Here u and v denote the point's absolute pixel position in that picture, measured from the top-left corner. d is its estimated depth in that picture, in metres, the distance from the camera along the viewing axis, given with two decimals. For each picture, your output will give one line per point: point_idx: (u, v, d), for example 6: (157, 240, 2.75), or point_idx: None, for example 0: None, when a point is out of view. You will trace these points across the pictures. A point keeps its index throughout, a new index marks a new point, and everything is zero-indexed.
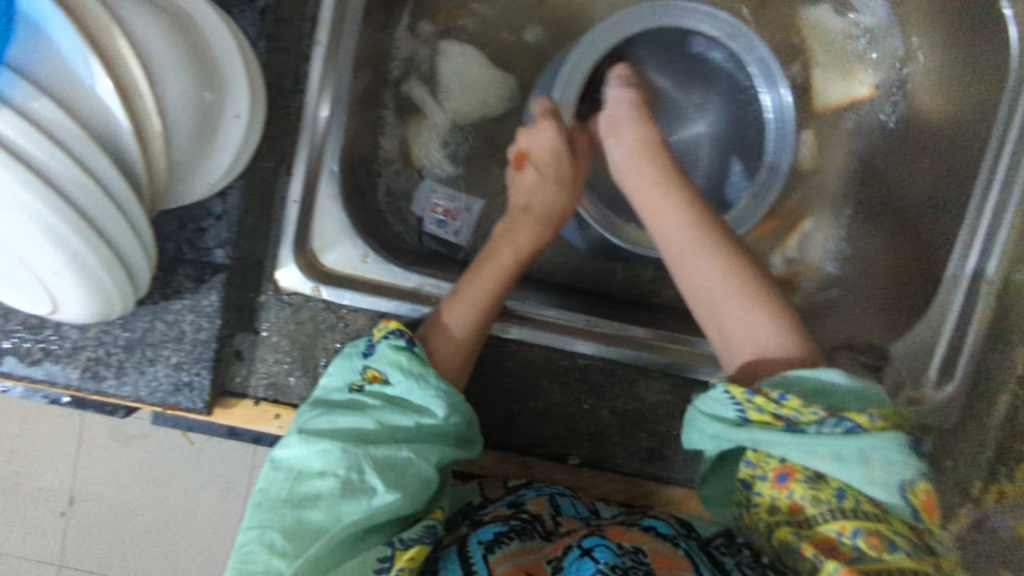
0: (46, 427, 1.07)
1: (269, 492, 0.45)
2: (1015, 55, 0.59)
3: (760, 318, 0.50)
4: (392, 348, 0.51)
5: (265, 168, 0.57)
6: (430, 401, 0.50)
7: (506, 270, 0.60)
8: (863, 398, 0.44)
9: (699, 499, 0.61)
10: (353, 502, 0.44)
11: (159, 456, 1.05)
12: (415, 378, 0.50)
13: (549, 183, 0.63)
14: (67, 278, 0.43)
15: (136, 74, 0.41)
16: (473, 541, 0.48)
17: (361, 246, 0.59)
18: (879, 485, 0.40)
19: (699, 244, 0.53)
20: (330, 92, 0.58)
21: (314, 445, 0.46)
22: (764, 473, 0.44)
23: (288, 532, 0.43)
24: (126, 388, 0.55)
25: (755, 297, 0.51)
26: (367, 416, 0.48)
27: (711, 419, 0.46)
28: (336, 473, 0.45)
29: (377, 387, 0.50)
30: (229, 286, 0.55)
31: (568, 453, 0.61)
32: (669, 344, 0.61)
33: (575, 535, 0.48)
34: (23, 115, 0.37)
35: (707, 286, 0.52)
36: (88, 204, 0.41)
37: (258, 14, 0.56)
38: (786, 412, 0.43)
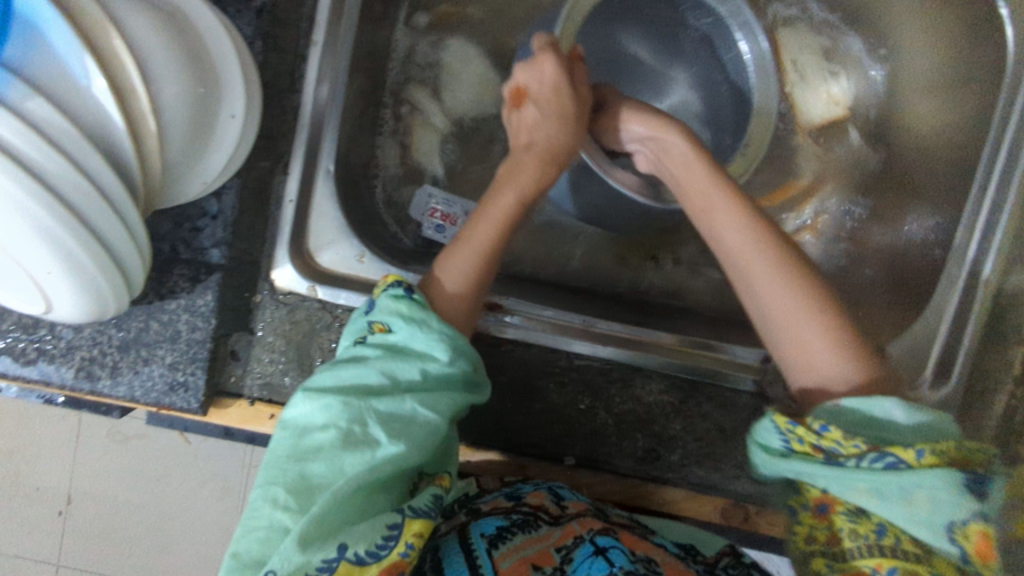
0: (42, 427, 1.06)
1: (277, 451, 0.44)
2: (1010, 54, 0.60)
3: (823, 339, 0.49)
4: (392, 298, 0.50)
5: (262, 168, 0.57)
6: (432, 345, 0.49)
7: (505, 214, 0.58)
8: (915, 431, 0.43)
9: (698, 501, 0.60)
10: (357, 454, 0.43)
11: (158, 456, 1.05)
12: (416, 324, 0.49)
13: (551, 119, 0.59)
14: (60, 277, 0.43)
15: (133, 75, 0.41)
16: (477, 533, 0.48)
17: (357, 245, 0.59)
18: (921, 524, 0.39)
19: (767, 263, 0.52)
20: (327, 92, 0.58)
21: (318, 399, 0.45)
22: (806, 502, 0.44)
23: (292, 488, 0.42)
24: (121, 388, 0.55)
25: (822, 318, 0.50)
26: (368, 367, 0.47)
27: (759, 447, 0.46)
28: (339, 426, 0.44)
29: (379, 337, 0.49)
30: (225, 285, 0.55)
31: (564, 453, 0.61)
32: (686, 349, 0.63)
33: (586, 527, 0.48)
34: (17, 114, 0.38)
35: (768, 309, 0.51)
36: (83, 204, 0.41)
37: (255, 12, 0.54)
38: (826, 444, 0.43)
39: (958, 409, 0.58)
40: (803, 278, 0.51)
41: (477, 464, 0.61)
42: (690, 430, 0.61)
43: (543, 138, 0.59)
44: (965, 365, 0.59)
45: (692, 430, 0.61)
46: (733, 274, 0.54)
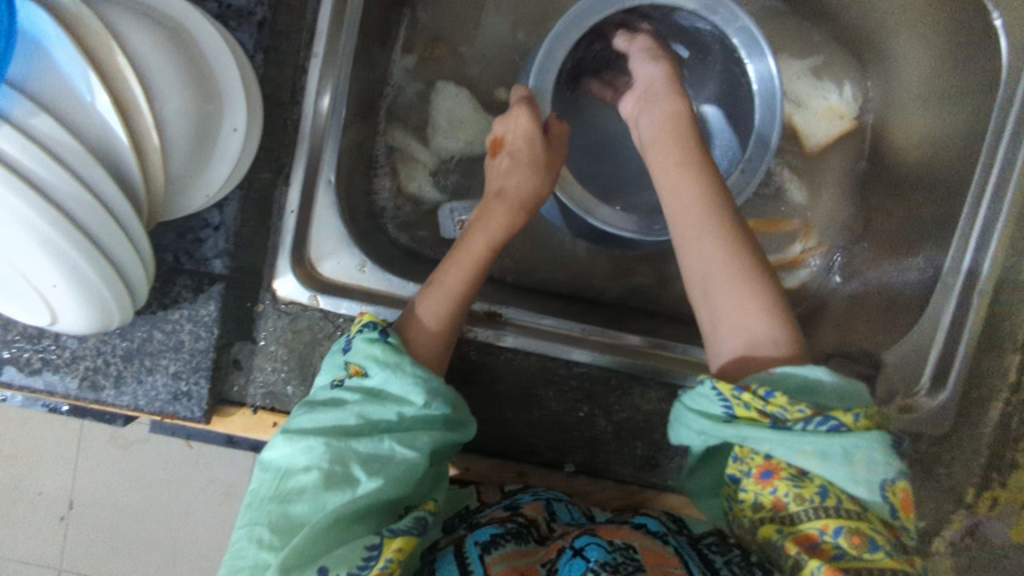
0: (44, 432, 1.07)
1: (258, 494, 0.45)
2: (1005, 65, 0.60)
3: (751, 309, 0.50)
4: (367, 342, 0.51)
5: (263, 178, 0.58)
6: (407, 389, 0.49)
7: (479, 258, 0.58)
8: (844, 396, 0.45)
9: (694, 506, 0.61)
10: (337, 493, 0.44)
11: (160, 460, 1.06)
12: (392, 368, 0.49)
13: (521, 168, 0.62)
14: (65, 291, 0.43)
15: (135, 90, 0.42)
16: (471, 542, 0.48)
17: (358, 255, 0.60)
18: (861, 483, 0.41)
19: (709, 233, 0.53)
20: (327, 103, 0.59)
21: (298, 442, 0.46)
22: (749, 469, 0.44)
23: (275, 527, 0.43)
24: (125, 398, 0.55)
25: (750, 288, 0.51)
26: (346, 412, 0.47)
27: (699, 416, 0.46)
28: (319, 467, 0.45)
29: (355, 381, 0.49)
30: (227, 295, 0.56)
31: (564, 460, 0.62)
32: (655, 353, 0.62)
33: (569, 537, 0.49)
34: (21, 131, 0.38)
35: (704, 270, 0.52)
36: (86, 218, 0.41)
37: (256, 25, 0.54)
38: (772, 409, 0.43)
39: (949, 416, 0.60)
40: (738, 248, 0.52)
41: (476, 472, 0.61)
42: None
43: (515, 184, 0.62)
44: (959, 376, 0.60)
45: None
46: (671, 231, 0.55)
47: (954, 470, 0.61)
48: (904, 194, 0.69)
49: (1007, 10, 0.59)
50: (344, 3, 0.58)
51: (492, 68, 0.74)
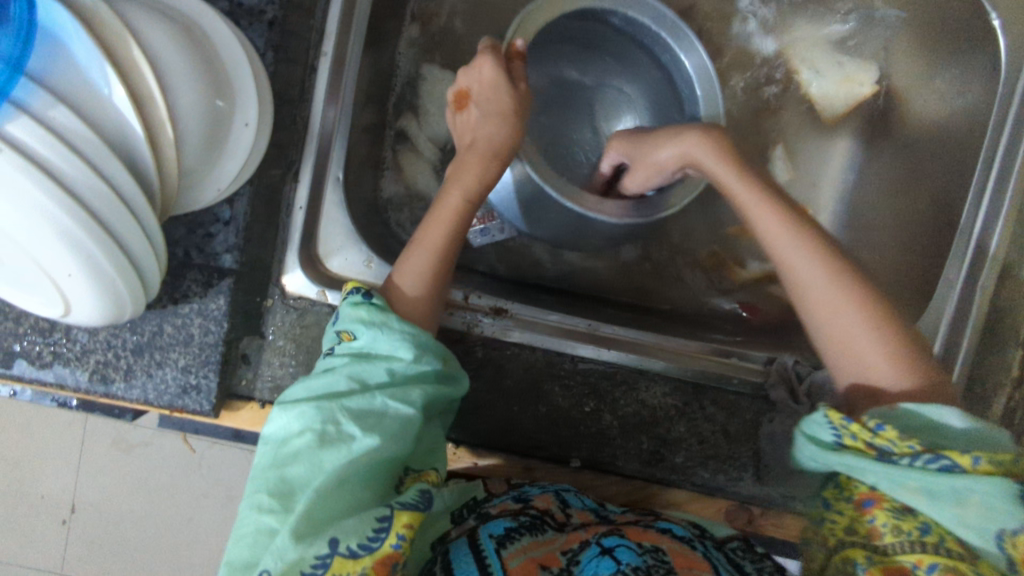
0: (48, 434, 1.07)
1: (259, 465, 0.45)
2: (1003, 63, 0.62)
3: (875, 344, 0.49)
4: (352, 306, 0.51)
5: (273, 175, 0.58)
6: (394, 344, 0.50)
7: (455, 211, 0.58)
8: (971, 440, 0.43)
9: (701, 501, 0.61)
10: (333, 452, 0.45)
11: (164, 463, 1.06)
12: (377, 328, 0.50)
13: (491, 118, 0.61)
14: (80, 280, 0.44)
15: (151, 83, 0.43)
16: (484, 535, 0.48)
17: (365, 251, 0.60)
18: (969, 527, 0.39)
19: (820, 268, 0.52)
20: (336, 101, 0.60)
21: (292, 409, 0.46)
22: (851, 496, 0.44)
23: (275, 492, 0.44)
24: (135, 391, 0.56)
25: (874, 322, 0.49)
26: (337, 375, 0.48)
27: (807, 440, 0.46)
28: (314, 429, 0.45)
29: (346, 346, 0.50)
30: (237, 289, 0.56)
31: (570, 455, 0.62)
32: (710, 357, 0.63)
33: (592, 532, 0.50)
34: (40, 122, 0.39)
35: (823, 321, 0.51)
36: (103, 209, 0.42)
37: (266, 24, 0.55)
38: (880, 442, 0.43)
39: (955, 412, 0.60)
40: (856, 281, 0.51)
41: (483, 466, 0.62)
42: (693, 433, 0.62)
43: (485, 136, 0.60)
44: (963, 369, 0.60)
45: (696, 433, 0.62)
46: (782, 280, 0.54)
47: None
48: (905, 193, 0.70)
49: (1003, 9, 0.61)
50: (353, 5, 0.59)
51: None
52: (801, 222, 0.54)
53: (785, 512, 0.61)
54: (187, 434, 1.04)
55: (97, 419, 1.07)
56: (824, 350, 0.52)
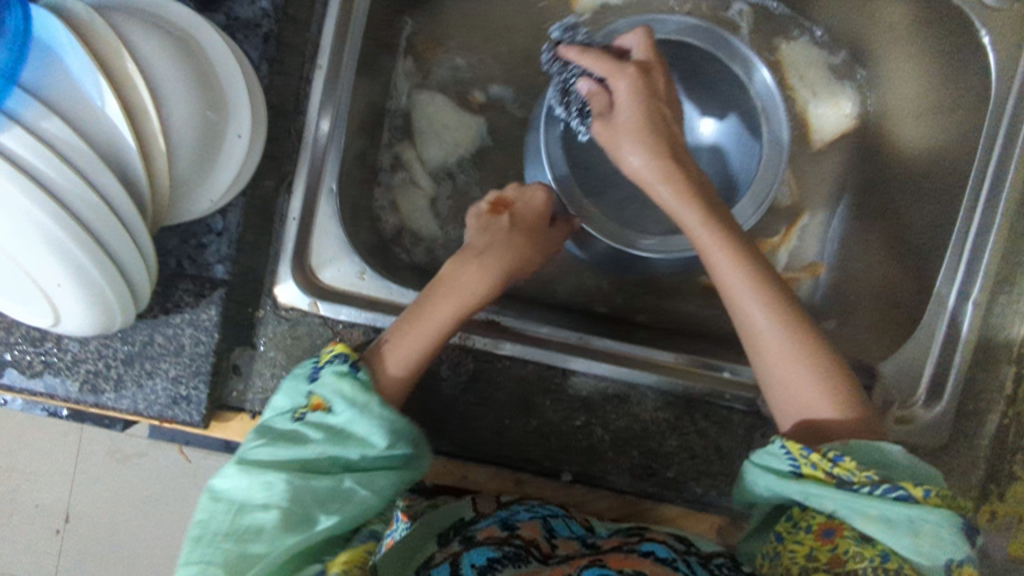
0: (42, 443, 1.07)
1: (208, 527, 0.44)
2: (994, 79, 0.62)
3: (817, 385, 0.49)
4: (335, 375, 0.51)
5: (266, 187, 0.59)
6: (373, 429, 0.49)
7: (444, 332, 0.56)
8: (914, 473, 0.44)
9: (693, 518, 0.61)
10: (295, 542, 0.44)
11: (158, 474, 1.05)
12: (359, 409, 0.49)
13: (517, 241, 0.63)
14: (70, 290, 0.44)
15: (144, 95, 0.43)
16: (466, 563, 0.47)
17: (358, 262, 0.60)
18: (924, 554, 0.40)
19: (763, 306, 0.51)
20: (330, 112, 0.60)
21: (258, 478, 0.45)
22: (809, 526, 0.44)
23: (229, 567, 0.43)
24: (125, 401, 0.56)
25: (815, 361, 0.49)
26: (310, 450, 0.47)
27: (764, 471, 0.46)
28: (276, 508, 0.45)
29: (318, 416, 0.50)
30: (229, 301, 0.56)
31: (561, 469, 0.62)
32: (697, 370, 0.63)
33: (574, 565, 0.49)
34: (33, 133, 0.39)
35: (773, 378, 0.50)
36: (94, 219, 0.42)
37: (262, 38, 0.56)
38: (840, 471, 0.43)
39: (948, 428, 0.60)
40: (796, 320, 0.51)
41: (473, 480, 0.62)
42: (683, 446, 0.61)
43: (504, 255, 0.62)
44: (956, 385, 0.60)
45: (688, 448, 0.62)
46: (741, 338, 0.52)
47: (952, 482, 0.60)
48: (901, 205, 0.69)
49: (995, 29, 0.62)
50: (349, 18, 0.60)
51: (493, 84, 0.76)
52: (750, 257, 0.53)
53: None
54: (181, 445, 1.04)
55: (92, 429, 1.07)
56: (766, 387, 0.51)
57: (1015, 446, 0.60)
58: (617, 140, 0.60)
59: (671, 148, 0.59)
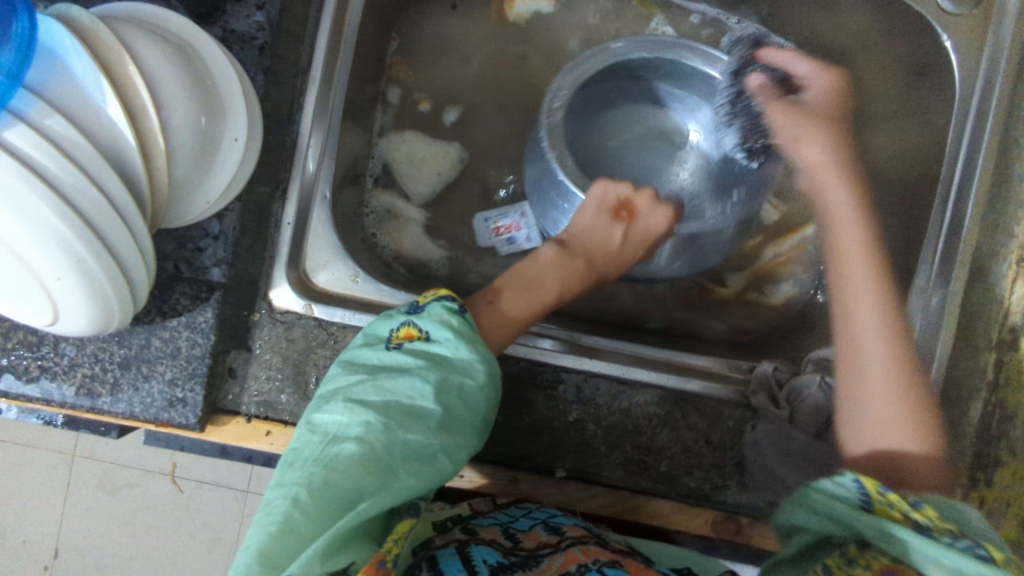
0: (33, 474, 1.06)
1: (303, 453, 0.45)
2: (959, 81, 0.65)
3: (908, 426, 0.50)
4: (445, 310, 0.52)
5: (262, 192, 0.60)
6: (473, 367, 0.50)
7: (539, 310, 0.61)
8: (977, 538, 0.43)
9: (687, 513, 0.61)
10: (381, 477, 0.44)
11: (150, 504, 1.04)
12: (464, 341, 0.51)
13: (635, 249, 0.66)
14: (69, 283, 0.45)
15: (144, 96, 0.45)
16: (478, 560, 0.49)
17: (351, 265, 0.62)
18: None
19: (883, 334, 0.53)
20: (323, 122, 0.62)
21: (357, 411, 0.46)
22: (868, 567, 0.42)
23: (312, 492, 0.42)
24: (121, 404, 0.56)
25: (913, 404, 0.50)
26: (410, 379, 0.48)
27: (830, 500, 0.44)
28: (369, 439, 0.45)
29: (419, 345, 0.51)
30: (225, 303, 0.57)
31: (555, 466, 0.62)
32: (688, 367, 0.65)
33: (589, 555, 0.50)
34: (36, 129, 0.41)
35: (867, 395, 0.52)
36: (95, 215, 0.43)
37: (257, 50, 0.57)
38: (918, 517, 0.41)
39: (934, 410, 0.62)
40: (908, 361, 0.52)
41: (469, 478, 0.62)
42: (675, 441, 0.62)
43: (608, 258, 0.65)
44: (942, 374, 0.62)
45: (682, 443, 0.62)
46: (846, 348, 0.54)
47: None
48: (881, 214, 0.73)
49: (953, 31, 0.65)
50: (341, 32, 0.62)
51: (481, 100, 0.79)
52: (886, 286, 0.55)
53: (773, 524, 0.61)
54: (174, 474, 1.04)
55: (84, 460, 1.06)
56: (854, 412, 0.52)
57: (1000, 432, 0.61)
58: (793, 128, 0.62)
59: (837, 172, 0.60)
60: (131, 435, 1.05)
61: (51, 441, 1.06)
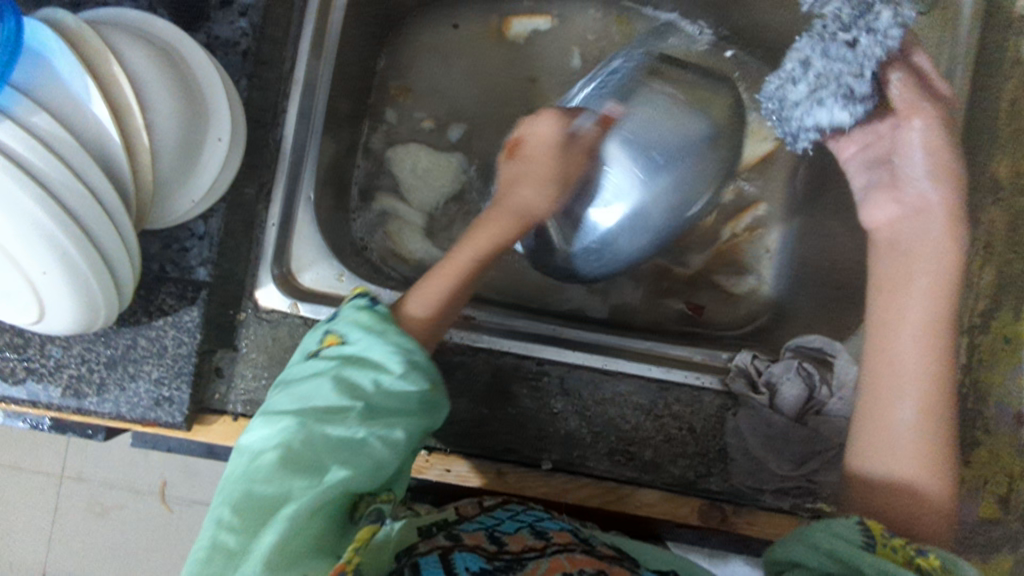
0: (19, 497, 1.05)
1: (232, 473, 0.47)
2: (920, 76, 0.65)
3: (929, 469, 0.50)
4: (355, 310, 0.54)
5: (246, 193, 0.61)
6: (387, 356, 0.50)
7: (459, 275, 0.58)
8: None
9: (673, 502, 0.62)
10: (304, 479, 0.45)
11: (139, 526, 1.03)
12: (373, 333, 0.51)
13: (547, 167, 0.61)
14: (55, 278, 0.45)
15: (129, 95, 0.46)
16: (460, 567, 0.48)
17: (336, 265, 0.63)
18: None
19: (930, 371, 0.52)
20: (306, 126, 0.64)
21: (274, 421, 0.48)
22: None
23: (237, 508, 0.44)
24: (107, 405, 0.57)
25: (940, 447, 0.51)
26: (323, 379, 0.49)
27: (833, 542, 0.45)
28: (286, 444, 0.46)
29: (335, 348, 0.52)
30: (210, 302, 0.58)
31: (541, 457, 0.63)
32: (668, 357, 0.66)
33: (575, 565, 0.50)
34: (22, 126, 0.42)
35: (899, 428, 0.51)
36: (81, 211, 0.44)
37: (241, 55, 0.59)
38: (922, 564, 0.42)
39: None
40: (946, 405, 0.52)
41: (455, 472, 0.62)
42: (658, 430, 0.63)
43: (521, 201, 0.60)
44: None
45: (665, 432, 0.63)
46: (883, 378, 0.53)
47: None
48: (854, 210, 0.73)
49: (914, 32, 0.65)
50: (322, 37, 0.64)
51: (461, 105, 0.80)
52: (948, 328, 0.54)
53: (758, 510, 0.62)
54: (165, 493, 1.02)
55: (71, 483, 1.05)
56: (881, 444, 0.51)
57: (975, 413, 0.62)
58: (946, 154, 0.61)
59: (957, 217, 0.59)
60: (119, 455, 1.04)
61: (36, 463, 1.05)
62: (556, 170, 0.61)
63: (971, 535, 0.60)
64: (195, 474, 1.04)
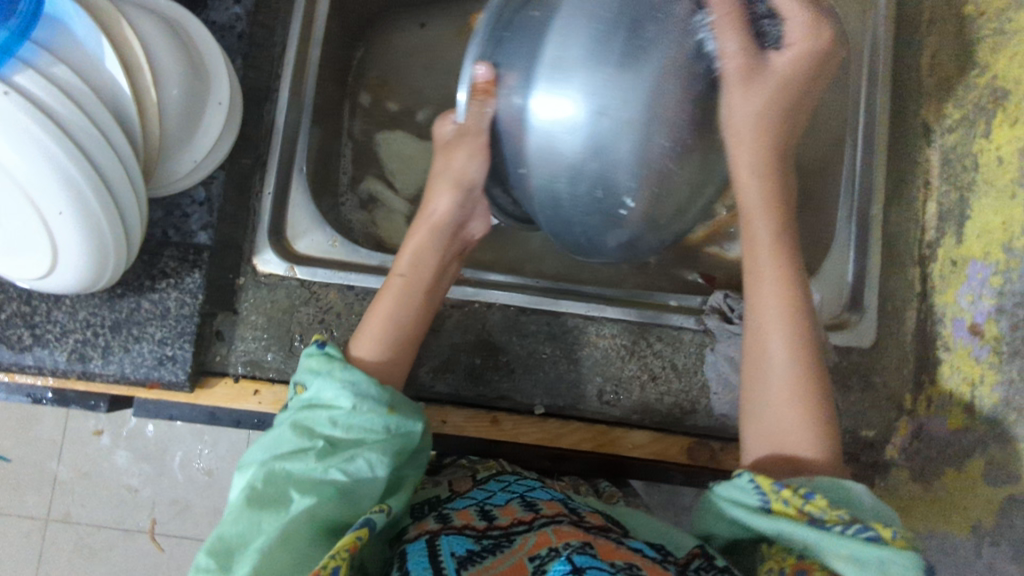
0: (4, 545, 1.00)
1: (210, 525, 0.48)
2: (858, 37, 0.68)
3: (805, 431, 0.50)
4: (307, 356, 0.54)
5: (243, 163, 0.65)
6: (337, 393, 0.51)
7: (396, 289, 0.59)
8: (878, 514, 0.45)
9: (661, 443, 0.65)
10: (270, 513, 0.46)
11: (128, 566, 0.98)
12: (324, 375, 0.52)
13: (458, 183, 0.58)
14: (69, 221, 0.48)
15: (139, 53, 0.51)
16: (447, 549, 0.46)
17: (329, 231, 0.66)
18: None
19: (781, 336, 0.52)
20: (297, 104, 0.68)
21: (243, 472, 0.49)
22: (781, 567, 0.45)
23: (209, 552, 0.44)
24: (112, 366, 0.59)
25: (809, 416, 0.50)
26: (284, 425, 0.50)
27: (735, 506, 0.47)
28: (251, 486, 0.47)
29: (299, 396, 0.53)
30: (211, 264, 0.61)
31: (533, 403, 0.66)
32: (646, 303, 0.69)
33: (562, 537, 0.48)
34: (43, 74, 0.46)
35: (771, 408, 0.51)
36: (95, 153, 0.48)
37: (236, 37, 0.64)
38: (812, 508, 0.44)
39: (872, 331, 0.67)
40: (807, 363, 0.52)
41: (452, 422, 0.65)
42: (642, 369, 0.66)
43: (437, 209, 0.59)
44: (874, 293, 0.68)
45: (648, 371, 0.66)
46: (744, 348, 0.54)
47: (884, 375, 0.66)
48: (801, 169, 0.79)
49: None
50: (310, 24, 0.69)
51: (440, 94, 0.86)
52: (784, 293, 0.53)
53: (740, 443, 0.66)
54: (155, 531, 0.98)
55: (55, 528, 0.99)
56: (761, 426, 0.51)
57: (935, 334, 0.66)
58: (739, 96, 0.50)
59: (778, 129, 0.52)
60: (106, 493, 0.99)
61: (21, 507, 0.99)
62: (453, 171, 0.57)
63: (942, 447, 0.63)
64: (185, 510, 0.98)
